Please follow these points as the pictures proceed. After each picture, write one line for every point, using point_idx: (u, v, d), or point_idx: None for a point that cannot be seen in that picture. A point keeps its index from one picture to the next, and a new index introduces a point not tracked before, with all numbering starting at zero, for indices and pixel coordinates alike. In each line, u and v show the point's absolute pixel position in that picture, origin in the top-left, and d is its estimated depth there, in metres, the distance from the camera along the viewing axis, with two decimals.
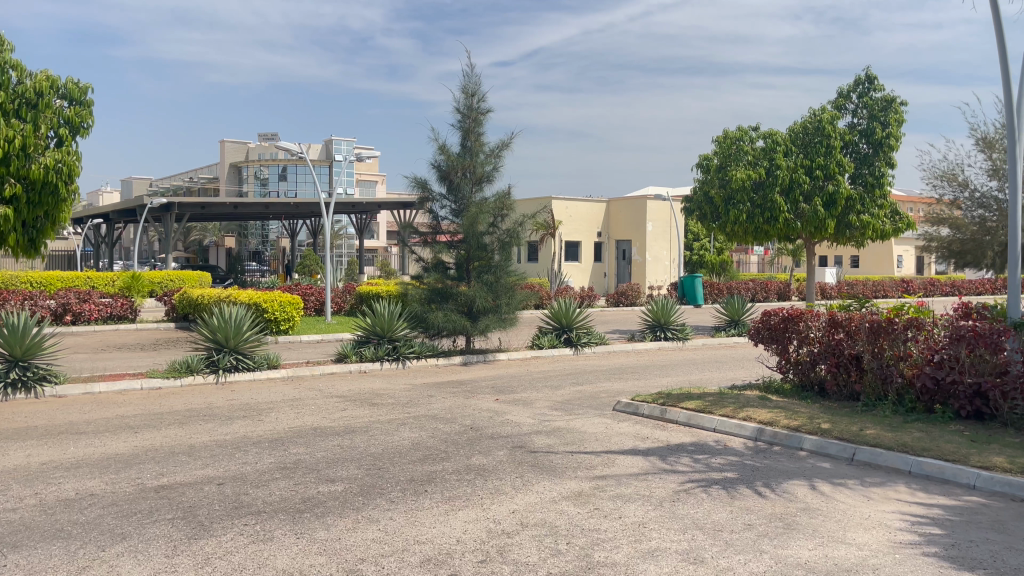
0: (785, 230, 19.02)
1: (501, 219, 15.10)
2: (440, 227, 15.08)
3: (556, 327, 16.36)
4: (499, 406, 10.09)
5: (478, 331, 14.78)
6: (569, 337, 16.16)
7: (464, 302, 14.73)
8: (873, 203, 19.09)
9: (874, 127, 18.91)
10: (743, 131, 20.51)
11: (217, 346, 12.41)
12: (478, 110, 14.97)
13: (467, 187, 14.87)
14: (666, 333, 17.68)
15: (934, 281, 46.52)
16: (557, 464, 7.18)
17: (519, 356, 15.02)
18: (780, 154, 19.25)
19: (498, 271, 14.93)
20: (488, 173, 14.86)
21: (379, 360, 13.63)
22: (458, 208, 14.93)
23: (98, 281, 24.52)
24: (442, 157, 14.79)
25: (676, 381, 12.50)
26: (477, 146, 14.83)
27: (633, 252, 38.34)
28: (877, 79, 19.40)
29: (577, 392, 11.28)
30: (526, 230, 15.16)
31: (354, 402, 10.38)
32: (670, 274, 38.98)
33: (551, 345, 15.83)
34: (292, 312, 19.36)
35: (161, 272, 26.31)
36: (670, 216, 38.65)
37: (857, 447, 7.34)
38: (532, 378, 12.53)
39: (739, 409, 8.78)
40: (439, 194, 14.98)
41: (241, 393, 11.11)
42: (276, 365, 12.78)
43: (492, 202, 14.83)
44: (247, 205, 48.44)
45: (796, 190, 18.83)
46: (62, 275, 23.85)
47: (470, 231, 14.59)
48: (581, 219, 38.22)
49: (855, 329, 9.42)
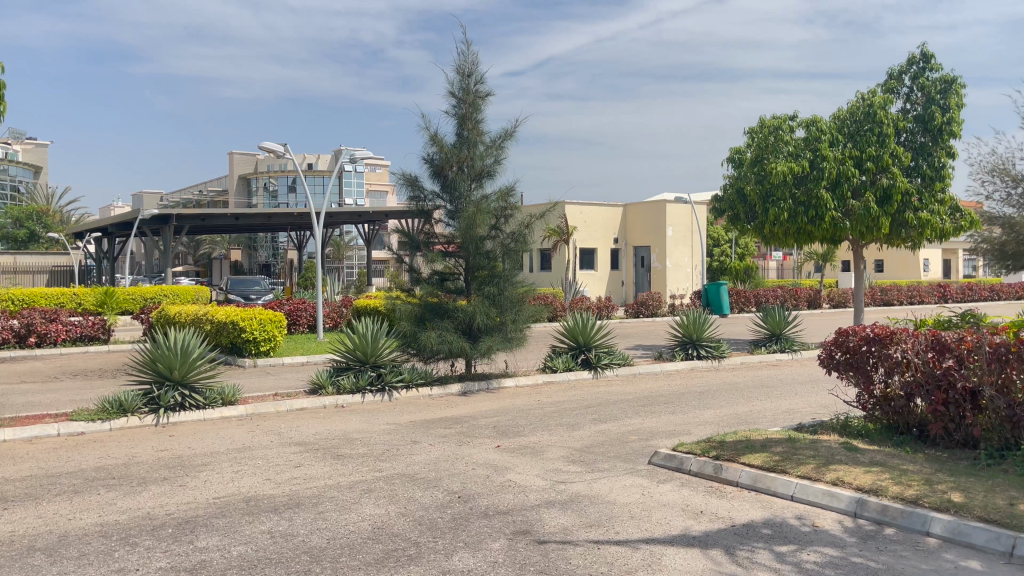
0: (831, 231, 16.64)
1: (504, 221, 12.83)
2: (433, 233, 12.80)
3: (572, 346, 14.00)
4: (502, 458, 7.80)
5: (479, 354, 12.47)
6: (587, 358, 13.81)
7: (462, 320, 12.50)
8: (933, 198, 16.69)
9: (931, 112, 16.69)
10: (780, 119, 17.67)
11: (160, 378, 10.15)
12: (475, 94, 12.75)
13: (464, 183, 12.62)
14: (699, 350, 15.31)
15: (971, 285, 43.80)
16: (578, 566, 4.88)
17: (529, 383, 12.70)
18: (826, 143, 16.69)
19: (502, 282, 12.69)
20: (489, 167, 12.68)
21: (360, 392, 11.35)
22: (455, 209, 12.68)
23: (81, 298, 22.57)
24: (434, 149, 12.56)
25: (721, 416, 10.15)
26: (475, 136, 12.62)
27: (652, 259, 35.96)
28: (934, 57, 17.13)
29: (600, 434, 8.97)
30: (535, 233, 12.93)
31: (315, 453, 8.10)
32: (691, 282, 36.58)
33: (566, 367, 13.47)
34: (273, 330, 17.18)
35: (152, 291, 24.42)
36: (690, 220, 36.34)
37: (1016, 535, 5.01)
38: (544, 413, 10.23)
39: (825, 466, 6.45)
40: (433, 193, 12.73)
41: (180, 440, 8.87)
42: (234, 403, 10.55)
43: (494, 202, 12.61)
44: (248, 215, 46.50)
45: (844, 184, 16.36)
46: (45, 292, 21.86)
47: (468, 235, 12.33)
48: (596, 225, 35.92)
49: (970, 354, 7.01)
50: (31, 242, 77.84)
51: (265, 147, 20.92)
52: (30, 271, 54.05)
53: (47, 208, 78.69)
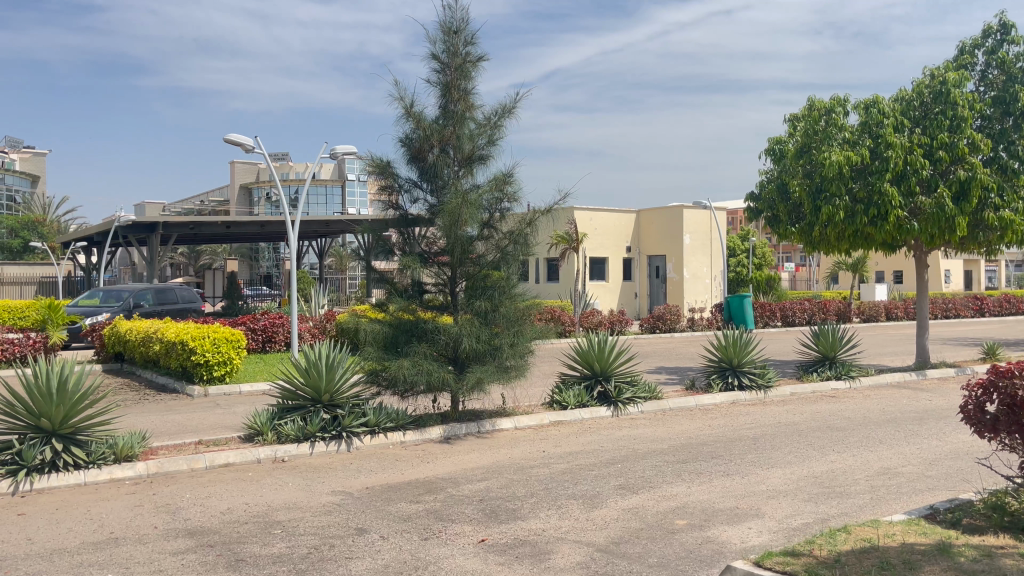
0: (896, 233, 13.83)
1: (500, 217, 10.11)
2: (409, 233, 10.10)
3: (586, 374, 11.16)
4: (485, 572, 5.03)
5: (466, 389, 9.70)
6: (604, 391, 11.01)
7: (445, 344, 9.77)
8: (1016, 194, 13.91)
9: (1013, 91, 13.96)
10: (834, 100, 14.52)
11: (29, 429, 7.41)
12: (465, 57, 10.08)
13: (447, 168, 9.93)
14: (741, 378, 12.52)
15: (1007, 297, 40.80)
16: None
17: (532, 425, 9.95)
18: (890, 127, 13.80)
19: (497, 294, 9.95)
20: (480, 150, 10.04)
21: (309, 441, 8.62)
22: (437, 202, 10.00)
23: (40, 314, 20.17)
24: (411, 125, 9.90)
25: (797, 480, 7.35)
26: (465, 110, 9.98)
27: (668, 269, 33.23)
28: (1015, 28, 14.43)
29: (633, 517, 6.19)
30: (539, 233, 10.19)
31: (203, 557, 5.34)
32: (710, 294, 33.77)
33: (578, 402, 10.67)
34: (229, 352, 14.50)
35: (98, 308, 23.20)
36: (708, 227, 33.64)
37: None
38: (552, 477, 7.45)
39: None
40: (410, 182, 10.07)
41: (25, 527, 6.13)
42: (122, 459, 7.70)
43: (487, 192, 9.92)
44: (240, 224, 43.94)
45: (910, 177, 13.57)
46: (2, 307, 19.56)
47: (452, 235, 9.61)
48: (608, 232, 33.20)
49: None
50: (26, 253, 75.74)
51: (231, 140, 18.10)
52: (18, 283, 51.71)
53: (45, 219, 76.52)
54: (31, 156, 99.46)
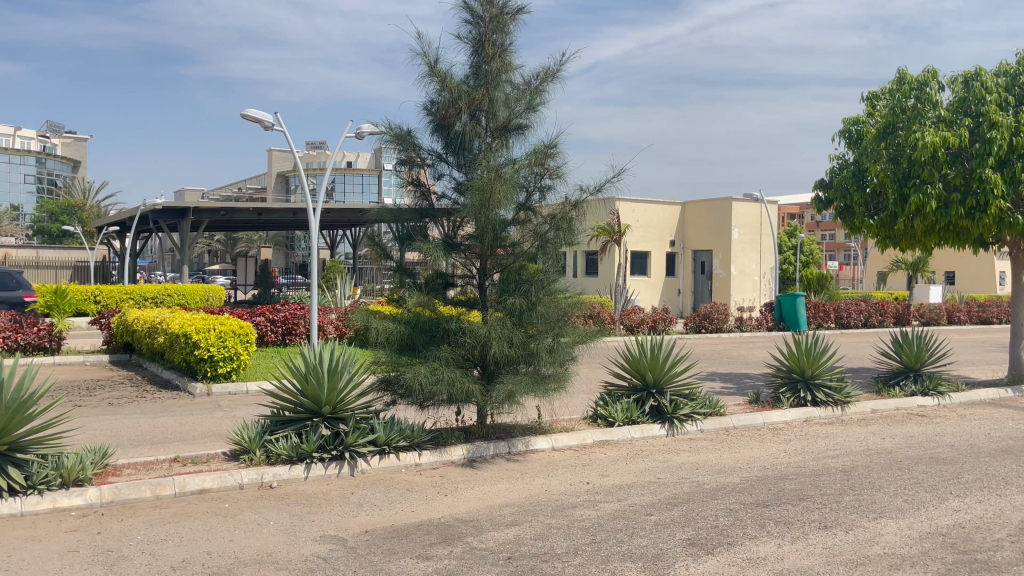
0: (996, 226, 11.95)
1: (540, 199, 8.52)
2: (432, 215, 8.55)
3: (636, 386, 9.52)
4: None
5: (495, 402, 8.15)
6: (658, 405, 9.38)
7: (470, 348, 8.22)
8: None
9: None
10: (926, 73, 12.63)
11: None
12: (502, 6, 8.48)
13: (478, 138, 8.36)
14: (816, 393, 10.79)
15: None
16: None
17: (573, 446, 8.39)
18: (994, 104, 11.87)
19: (534, 289, 8.37)
20: (518, 117, 8.47)
21: (304, 462, 7.15)
22: (465, 178, 8.46)
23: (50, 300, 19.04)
24: (435, 87, 8.38)
25: (920, 539, 5.66)
26: (501, 70, 8.41)
27: (714, 265, 31.35)
28: None
29: None
30: (587, 217, 8.59)
31: None
32: (759, 292, 31.80)
33: (627, 418, 9.08)
34: (237, 346, 13.13)
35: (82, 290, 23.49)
36: (758, 220, 31.67)
37: None
38: (600, 524, 5.86)
39: None
40: (434, 155, 8.56)
41: None
42: (69, 483, 6.27)
43: (525, 168, 8.34)
44: (273, 211, 42.90)
45: (1016, 163, 11.69)
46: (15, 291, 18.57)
47: (482, 217, 8.03)
48: (651, 225, 31.40)
49: None
50: (66, 238, 76.08)
51: (249, 116, 16.71)
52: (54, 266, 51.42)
53: (85, 203, 76.58)
54: (73, 141, 100.05)
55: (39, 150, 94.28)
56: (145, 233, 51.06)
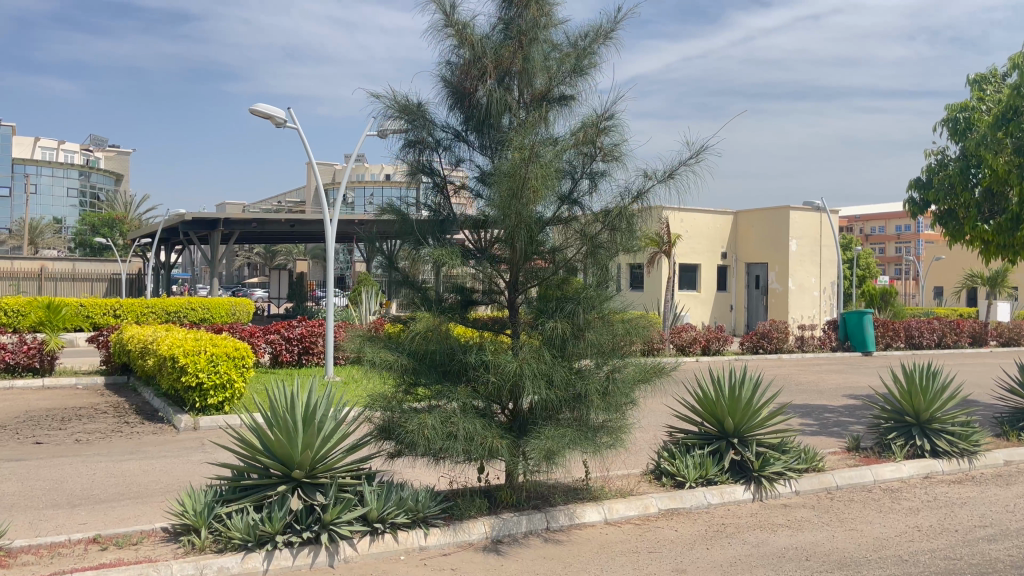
0: None
1: (589, 191, 6.50)
2: (449, 212, 6.59)
3: (711, 434, 7.43)
4: None
5: (528, 462, 6.11)
6: (742, 461, 7.26)
7: (496, 387, 6.20)
8: None
9: None
10: None
11: None
12: None
13: (507, 112, 6.39)
14: (935, 440, 8.55)
15: None
16: None
17: (633, 520, 6.32)
18: None
19: (581, 309, 6.31)
20: (560, 85, 6.52)
21: (266, 546, 5.18)
22: (490, 164, 6.49)
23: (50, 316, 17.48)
24: (452, 44, 6.47)
25: None
26: (539, 21, 6.40)
27: (769, 279, 28.94)
28: None
29: None
30: (650, 215, 6.54)
31: None
32: (819, 309, 29.27)
33: (701, 477, 7.00)
34: (231, 372, 11.31)
35: (101, 304, 22.19)
36: (818, 231, 29.20)
37: None
38: None
39: None
40: (451, 134, 6.61)
41: None
42: None
43: (570, 149, 6.34)
44: (305, 223, 41.45)
45: None
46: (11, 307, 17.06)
47: (514, 213, 6.02)
48: (701, 236, 29.15)
49: None
50: (107, 250, 75.92)
51: (257, 112, 14.97)
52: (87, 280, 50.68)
53: (125, 216, 76.41)
54: (115, 155, 100.63)
55: (81, 163, 94.77)
56: (178, 246, 50.11)
